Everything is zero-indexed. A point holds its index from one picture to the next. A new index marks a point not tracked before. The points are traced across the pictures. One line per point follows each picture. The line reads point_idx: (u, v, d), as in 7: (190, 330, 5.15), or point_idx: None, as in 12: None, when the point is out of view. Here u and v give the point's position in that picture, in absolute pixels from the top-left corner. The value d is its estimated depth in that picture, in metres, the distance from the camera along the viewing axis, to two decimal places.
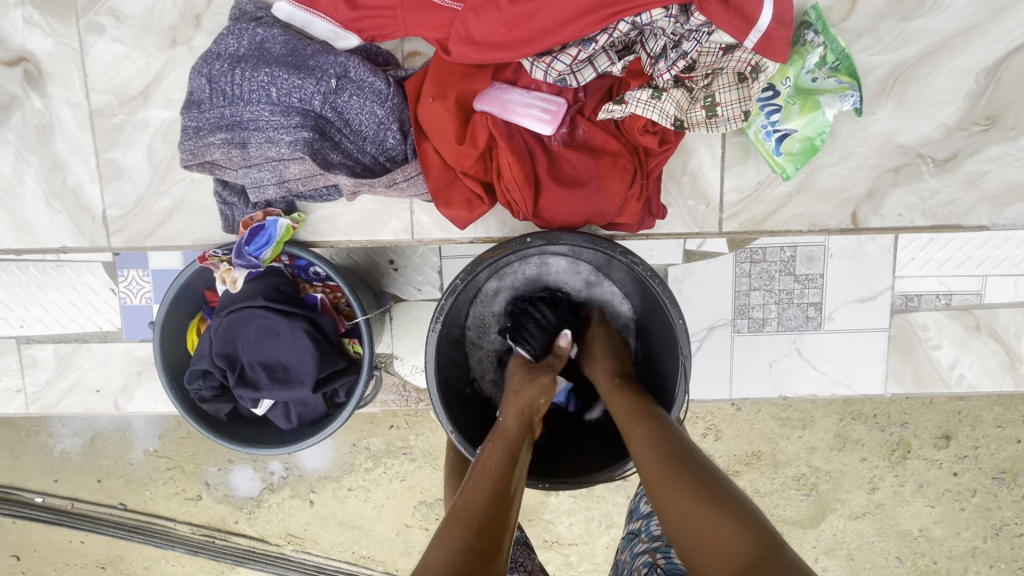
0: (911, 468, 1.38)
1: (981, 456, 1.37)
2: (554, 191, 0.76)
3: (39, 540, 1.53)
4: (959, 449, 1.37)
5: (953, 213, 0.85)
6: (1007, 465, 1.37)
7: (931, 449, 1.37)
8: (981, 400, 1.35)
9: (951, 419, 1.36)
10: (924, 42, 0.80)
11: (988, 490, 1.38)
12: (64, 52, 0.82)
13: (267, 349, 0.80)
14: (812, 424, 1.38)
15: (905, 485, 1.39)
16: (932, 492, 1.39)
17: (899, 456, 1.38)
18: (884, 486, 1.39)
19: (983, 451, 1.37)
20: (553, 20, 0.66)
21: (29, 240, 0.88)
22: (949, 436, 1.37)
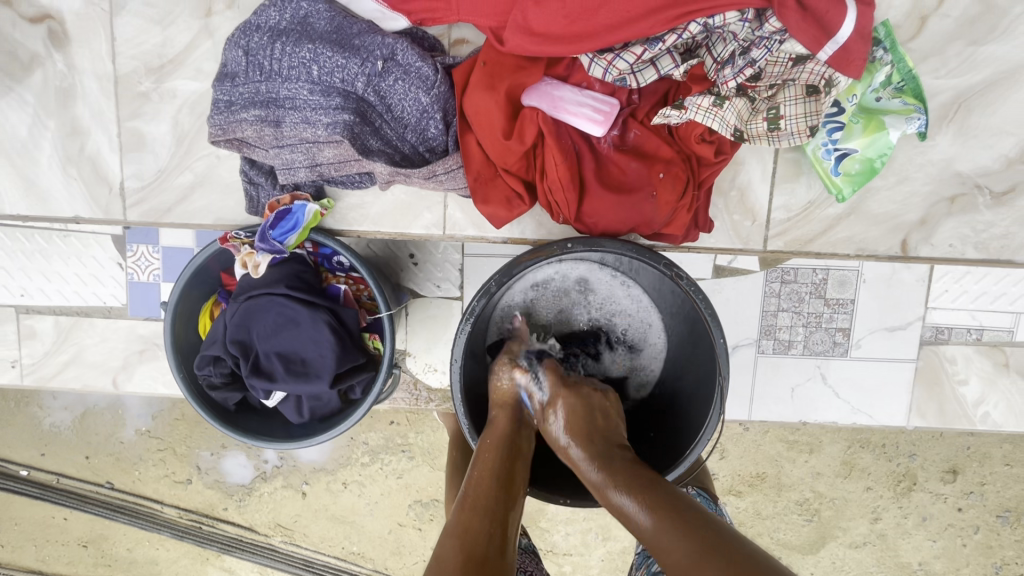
0: (916, 501, 1.36)
1: (987, 494, 1.35)
2: (599, 194, 0.72)
3: (21, 514, 1.49)
4: (966, 485, 1.34)
5: (1005, 248, 0.82)
6: (1012, 504, 1.35)
7: (937, 483, 1.35)
8: (990, 438, 1.33)
9: (959, 455, 1.34)
10: (993, 69, 0.77)
11: (992, 528, 1.36)
12: (92, 12, 0.78)
13: (285, 340, 0.76)
14: (819, 449, 1.35)
15: (908, 517, 1.37)
16: (935, 526, 1.36)
17: (904, 487, 1.35)
18: (887, 517, 1.37)
19: (990, 488, 1.34)
20: (619, 15, 0.63)
21: (39, 205, 0.83)
22: (957, 471, 1.34)
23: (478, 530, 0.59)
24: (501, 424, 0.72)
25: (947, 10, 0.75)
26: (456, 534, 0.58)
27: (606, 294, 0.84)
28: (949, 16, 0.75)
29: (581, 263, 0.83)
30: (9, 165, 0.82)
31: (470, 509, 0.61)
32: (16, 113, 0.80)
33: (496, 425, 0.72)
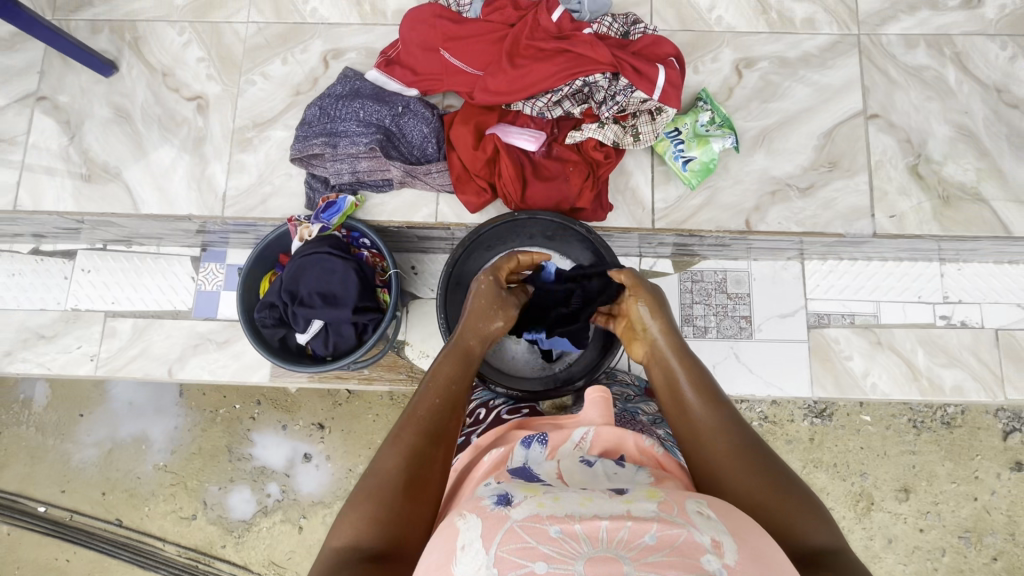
0: (877, 521, 1.60)
1: (943, 513, 1.59)
2: (536, 184, 1.14)
3: (25, 557, 1.81)
4: (921, 504, 1.60)
5: (818, 224, 1.20)
6: (970, 524, 1.59)
7: (893, 502, 1.60)
8: (933, 457, 1.60)
9: (908, 474, 1.61)
10: (780, 116, 1.24)
11: (957, 549, 1.59)
12: (225, 94, 1.28)
13: (324, 285, 1.11)
14: None
15: (874, 539, 1.60)
16: (903, 549, 1.60)
17: (864, 507, 1.61)
18: (855, 540, 1.60)
19: (944, 508, 1.59)
20: (537, 78, 1.09)
21: (165, 207, 1.24)
22: (909, 490, 1.60)
23: (419, 451, 0.70)
24: (462, 351, 0.88)
25: (744, 84, 1.25)
26: (404, 448, 0.70)
27: None
28: (745, 88, 1.25)
29: None
30: (152, 185, 1.25)
31: (415, 429, 0.73)
32: (165, 152, 1.26)
33: (461, 348, 0.89)
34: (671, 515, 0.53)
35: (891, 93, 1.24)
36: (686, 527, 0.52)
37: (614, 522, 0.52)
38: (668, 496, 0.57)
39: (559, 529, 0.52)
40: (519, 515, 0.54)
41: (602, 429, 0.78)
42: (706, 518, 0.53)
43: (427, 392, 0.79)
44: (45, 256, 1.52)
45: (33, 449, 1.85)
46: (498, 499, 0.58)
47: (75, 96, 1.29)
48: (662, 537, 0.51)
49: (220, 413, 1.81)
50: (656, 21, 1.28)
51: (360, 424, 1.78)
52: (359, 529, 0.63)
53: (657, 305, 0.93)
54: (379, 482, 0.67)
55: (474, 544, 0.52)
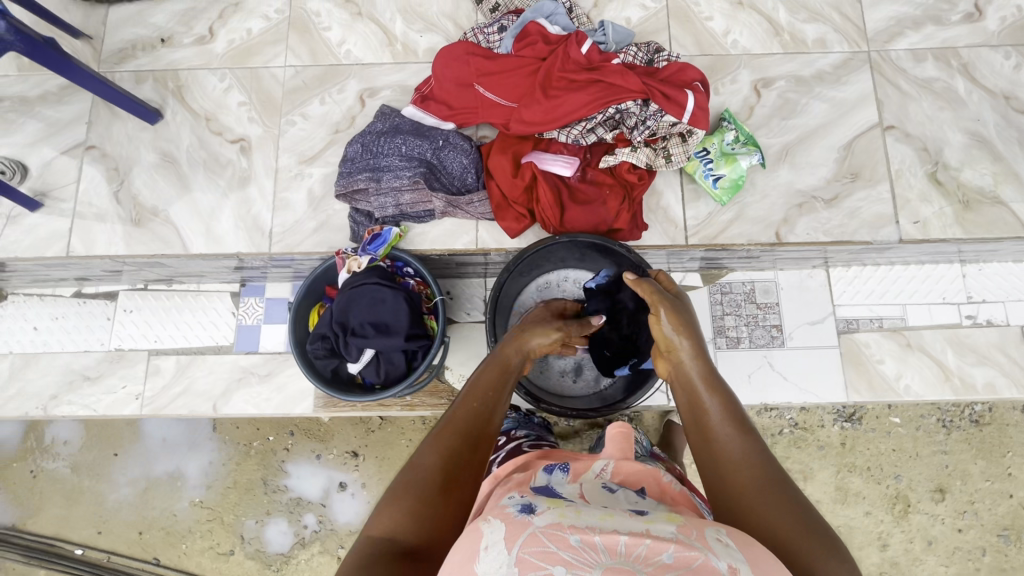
0: (915, 523, 1.61)
1: (981, 512, 1.60)
2: (573, 208, 1.19)
3: None
4: (957, 504, 1.61)
5: (845, 233, 1.25)
6: (1009, 522, 1.60)
7: (930, 503, 1.61)
8: (966, 457, 1.62)
9: (942, 474, 1.62)
10: (801, 131, 1.29)
11: (998, 547, 1.59)
12: (267, 135, 1.33)
13: (375, 314, 1.15)
14: (813, 476, 1.64)
15: (914, 541, 1.60)
16: (943, 550, 1.60)
17: (902, 510, 1.61)
18: (895, 543, 1.61)
19: (981, 507, 1.60)
20: (571, 108, 1.15)
21: (213, 246, 1.29)
22: (944, 490, 1.61)
23: (457, 449, 0.71)
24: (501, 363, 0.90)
25: (764, 103, 1.31)
26: (440, 448, 0.71)
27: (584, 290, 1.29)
28: (765, 106, 1.30)
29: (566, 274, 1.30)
30: (199, 225, 1.30)
31: (452, 430, 0.73)
32: (211, 193, 1.31)
33: (500, 360, 0.91)
34: (689, 539, 0.55)
35: (905, 105, 1.30)
36: (704, 551, 0.53)
37: (632, 538, 0.54)
38: (687, 522, 0.59)
39: (579, 538, 0.54)
40: (541, 523, 0.57)
41: (621, 463, 0.81)
42: (725, 546, 0.54)
43: (463, 399, 0.79)
44: (88, 298, 1.56)
45: (68, 491, 1.85)
46: (522, 508, 0.61)
47: (121, 143, 1.34)
48: (679, 557, 0.52)
49: (255, 446, 1.82)
50: (675, 48, 1.34)
51: (395, 450, 1.79)
52: (395, 522, 0.64)
53: (684, 320, 0.88)
54: (417, 480, 0.68)
55: (498, 545, 0.55)
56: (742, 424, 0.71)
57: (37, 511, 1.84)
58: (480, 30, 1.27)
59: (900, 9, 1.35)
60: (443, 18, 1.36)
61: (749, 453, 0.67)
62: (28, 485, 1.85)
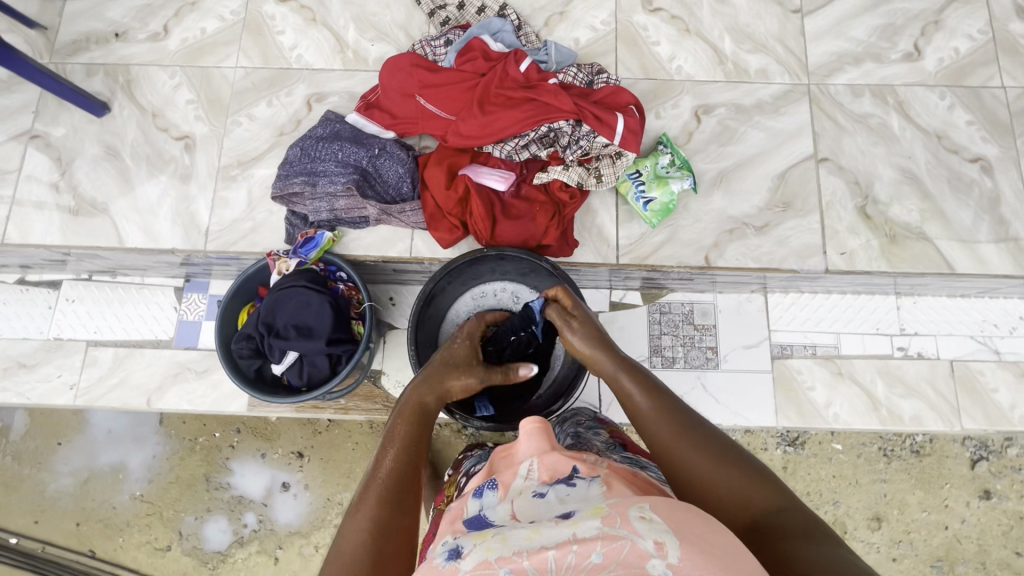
0: None
1: (915, 542, 1.62)
2: (504, 222, 1.20)
3: None
4: (892, 532, 1.62)
5: (774, 260, 1.27)
6: (942, 552, 1.62)
7: (865, 530, 1.63)
8: (902, 486, 1.64)
9: (878, 501, 1.64)
10: (737, 159, 1.32)
11: None
12: (213, 133, 1.34)
13: (300, 316, 1.16)
14: None
15: None
16: None
17: None
18: None
19: (916, 537, 1.62)
20: (505, 124, 1.17)
21: (150, 241, 1.29)
22: (880, 518, 1.63)
23: (383, 510, 0.73)
24: (415, 407, 0.91)
25: (703, 129, 1.33)
26: (370, 512, 0.72)
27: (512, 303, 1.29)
28: (704, 132, 1.33)
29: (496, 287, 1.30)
30: (138, 219, 1.30)
31: (386, 489, 0.75)
32: (152, 188, 1.32)
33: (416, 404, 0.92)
34: (614, 529, 0.57)
35: (840, 138, 1.33)
36: (629, 536, 0.56)
37: (561, 550, 0.56)
38: (611, 509, 0.60)
39: (508, 571, 0.55)
40: (468, 564, 0.58)
41: (545, 456, 0.79)
42: (648, 522, 0.58)
43: (386, 451, 0.82)
44: (31, 286, 1.56)
45: (8, 478, 1.84)
46: (448, 551, 0.61)
47: (67, 134, 1.35)
48: (606, 554, 0.55)
49: (200, 442, 1.82)
50: (621, 70, 1.37)
51: (339, 453, 1.79)
52: None
53: (587, 330, 1.02)
54: (351, 549, 0.68)
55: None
56: (655, 392, 0.86)
57: None
58: (427, 43, 1.29)
59: (841, 45, 1.39)
60: (395, 29, 1.38)
61: (668, 413, 0.82)
62: None
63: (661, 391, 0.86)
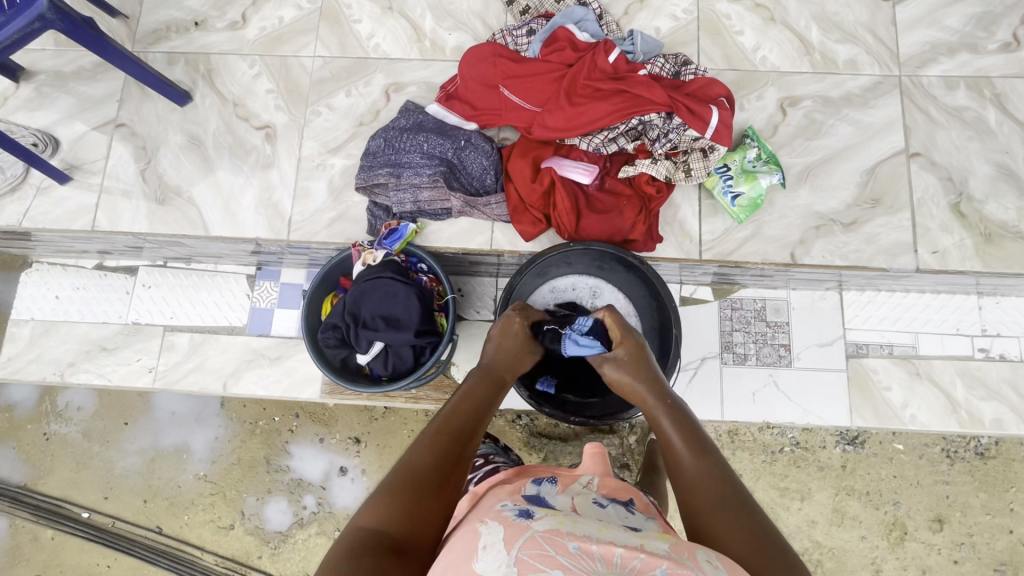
0: (911, 550, 1.60)
1: (979, 546, 1.59)
2: (590, 217, 1.19)
3: (67, 562, 1.85)
4: (955, 535, 1.60)
5: (862, 258, 1.24)
6: (1007, 557, 1.59)
7: (927, 532, 1.60)
8: (968, 488, 1.61)
9: (941, 503, 1.61)
10: (824, 152, 1.28)
11: None
12: (293, 123, 1.35)
13: (387, 307, 1.17)
14: (810, 497, 1.63)
15: (908, 568, 1.60)
16: None
17: (898, 537, 1.61)
18: (888, 568, 1.60)
19: (979, 541, 1.59)
20: (594, 116, 1.15)
21: (233, 230, 1.31)
22: (943, 521, 1.60)
23: (447, 449, 0.74)
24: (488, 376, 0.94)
25: (789, 122, 1.30)
26: (433, 447, 0.74)
27: (589, 297, 1.28)
28: (790, 125, 1.30)
29: (572, 281, 1.28)
30: (221, 208, 1.32)
31: (443, 431, 0.76)
32: (234, 177, 1.33)
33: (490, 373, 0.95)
34: (681, 557, 0.54)
35: (933, 132, 1.29)
36: (696, 570, 0.53)
37: (628, 551, 0.54)
38: (679, 541, 0.58)
39: (577, 546, 0.54)
40: (540, 527, 0.56)
41: (606, 480, 0.80)
42: (715, 567, 0.54)
43: (456, 403, 0.84)
44: (108, 271, 1.59)
45: (78, 455, 1.90)
46: (520, 513, 0.61)
47: (150, 123, 1.37)
48: (673, 574, 0.52)
49: (261, 425, 1.86)
50: (704, 60, 1.33)
51: (396, 440, 1.82)
52: (383, 515, 0.65)
53: (643, 360, 0.97)
54: (409, 475, 0.70)
55: (495, 546, 0.54)
56: (701, 448, 0.76)
57: (47, 473, 1.89)
58: (509, 33, 1.27)
59: (935, 34, 1.33)
60: (473, 17, 1.36)
61: (711, 475, 0.72)
62: (40, 446, 1.91)
63: (710, 449, 0.76)
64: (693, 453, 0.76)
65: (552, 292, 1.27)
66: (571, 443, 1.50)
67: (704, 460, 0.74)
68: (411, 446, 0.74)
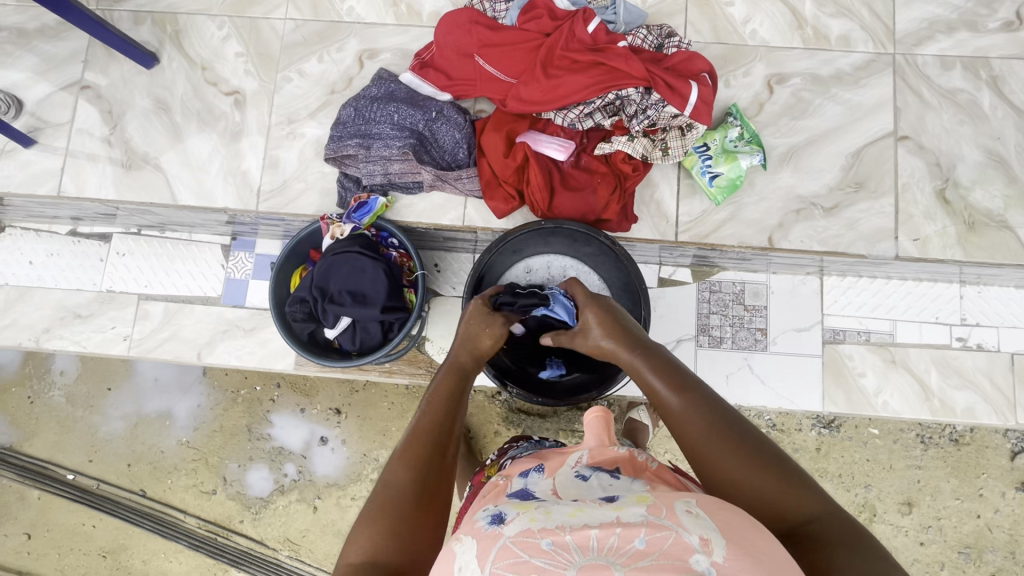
0: (878, 532, 1.63)
1: (944, 528, 1.62)
2: (563, 194, 1.17)
3: (54, 522, 1.89)
4: (922, 518, 1.62)
5: (841, 243, 1.21)
6: (971, 540, 1.61)
7: (895, 514, 1.62)
8: (938, 474, 1.62)
9: (910, 487, 1.63)
10: (810, 133, 1.24)
11: (956, 563, 1.61)
12: (262, 89, 1.30)
13: (354, 282, 1.15)
14: None
15: None
16: (901, 559, 1.62)
17: (866, 518, 1.63)
18: None
19: (946, 523, 1.62)
20: (570, 89, 1.11)
21: (202, 199, 1.28)
22: (911, 504, 1.62)
23: (423, 460, 0.73)
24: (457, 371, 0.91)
25: (775, 100, 1.25)
26: (411, 460, 0.72)
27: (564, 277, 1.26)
28: (776, 104, 1.25)
29: (547, 260, 1.26)
30: (190, 176, 1.29)
31: (422, 440, 0.75)
32: (203, 145, 1.30)
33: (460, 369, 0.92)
34: (658, 518, 0.55)
35: (924, 115, 1.24)
36: (674, 528, 0.54)
37: (603, 530, 0.54)
38: (657, 500, 0.59)
39: (551, 541, 0.54)
40: (512, 531, 0.56)
41: (597, 453, 0.80)
42: (695, 517, 0.55)
43: (430, 407, 0.81)
44: (82, 238, 1.57)
45: (62, 419, 1.92)
46: (493, 518, 0.60)
47: (117, 86, 1.32)
48: (651, 540, 0.53)
49: (242, 394, 1.87)
50: (690, 33, 1.28)
51: (375, 413, 1.83)
52: (374, 543, 0.64)
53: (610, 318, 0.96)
54: (394, 498, 0.68)
55: (472, 562, 0.55)
56: (685, 386, 0.76)
57: (31, 436, 1.92)
58: None
59: (934, 11, 1.27)
60: None
61: (698, 409, 0.72)
62: (24, 410, 1.93)
63: (693, 386, 0.76)
64: (677, 391, 0.76)
65: (526, 271, 1.26)
66: (549, 419, 1.51)
67: (689, 396, 0.75)
68: (390, 462, 0.73)
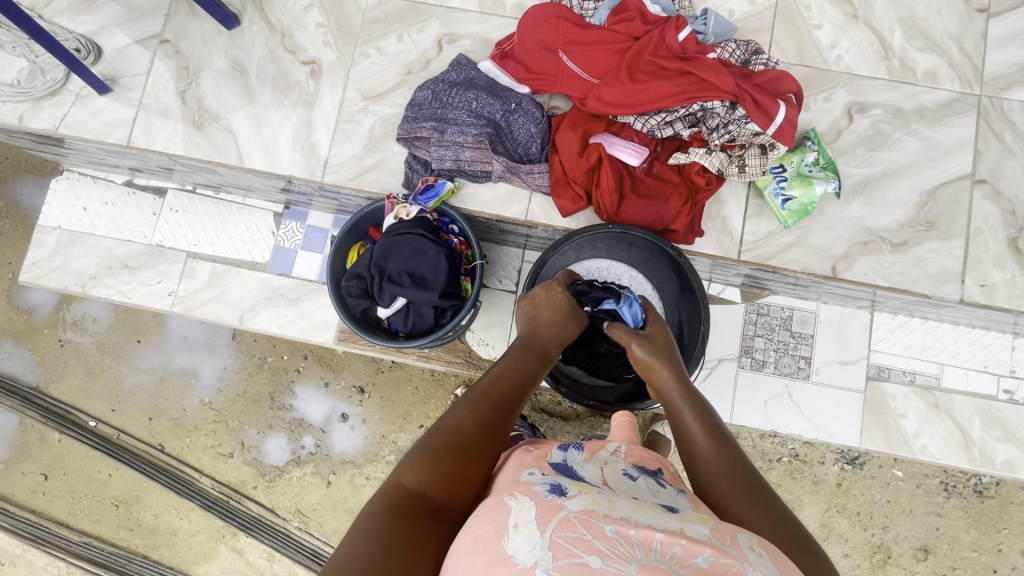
0: (891, 573, 1.61)
1: None
2: (632, 201, 1.17)
3: (70, 466, 1.91)
4: (938, 566, 1.60)
5: (905, 281, 1.20)
6: None
7: (910, 559, 1.60)
8: (958, 524, 1.60)
9: (929, 534, 1.60)
10: (885, 167, 1.23)
11: None
12: (339, 62, 1.30)
13: (414, 263, 1.15)
14: (800, 508, 1.64)
15: None
16: None
17: (880, 559, 1.61)
18: None
19: (961, 574, 1.59)
20: (655, 95, 1.10)
21: (268, 165, 1.29)
22: (929, 550, 1.60)
23: (487, 416, 0.74)
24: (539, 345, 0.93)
25: (853, 129, 1.24)
26: (475, 414, 0.73)
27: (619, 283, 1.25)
28: (854, 133, 1.23)
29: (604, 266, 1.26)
30: (258, 140, 1.30)
31: (488, 400, 0.76)
32: (274, 111, 1.30)
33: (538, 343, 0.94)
34: (723, 544, 0.54)
35: (1004, 160, 1.22)
36: (739, 559, 0.52)
37: (669, 537, 0.53)
38: (719, 525, 0.58)
39: (615, 530, 0.52)
40: (574, 508, 0.55)
41: (634, 448, 0.78)
42: (758, 556, 0.54)
43: (501, 372, 0.83)
44: (137, 190, 1.59)
45: (90, 366, 1.93)
46: (551, 488, 0.58)
47: (195, 44, 1.33)
48: (715, 562, 0.51)
49: (268, 361, 1.88)
50: (775, 52, 1.26)
51: (399, 395, 1.83)
52: (425, 479, 0.64)
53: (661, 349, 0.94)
54: (454, 442, 0.69)
55: (530, 527, 0.52)
56: (720, 436, 0.76)
57: (58, 378, 1.93)
58: None
59: None
60: None
61: (729, 461, 0.72)
62: (54, 352, 1.94)
63: (728, 436, 0.76)
64: (710, 436, 0.76)
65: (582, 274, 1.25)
66: (571, 423, 1.51)
67: (722, 448, 0.74)
68: (454, 410, 0.74)
